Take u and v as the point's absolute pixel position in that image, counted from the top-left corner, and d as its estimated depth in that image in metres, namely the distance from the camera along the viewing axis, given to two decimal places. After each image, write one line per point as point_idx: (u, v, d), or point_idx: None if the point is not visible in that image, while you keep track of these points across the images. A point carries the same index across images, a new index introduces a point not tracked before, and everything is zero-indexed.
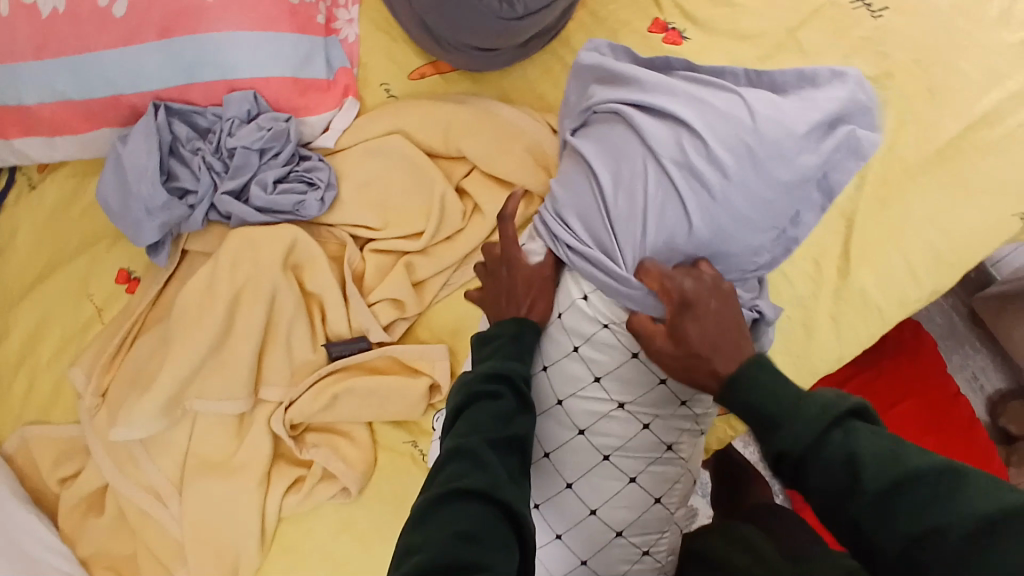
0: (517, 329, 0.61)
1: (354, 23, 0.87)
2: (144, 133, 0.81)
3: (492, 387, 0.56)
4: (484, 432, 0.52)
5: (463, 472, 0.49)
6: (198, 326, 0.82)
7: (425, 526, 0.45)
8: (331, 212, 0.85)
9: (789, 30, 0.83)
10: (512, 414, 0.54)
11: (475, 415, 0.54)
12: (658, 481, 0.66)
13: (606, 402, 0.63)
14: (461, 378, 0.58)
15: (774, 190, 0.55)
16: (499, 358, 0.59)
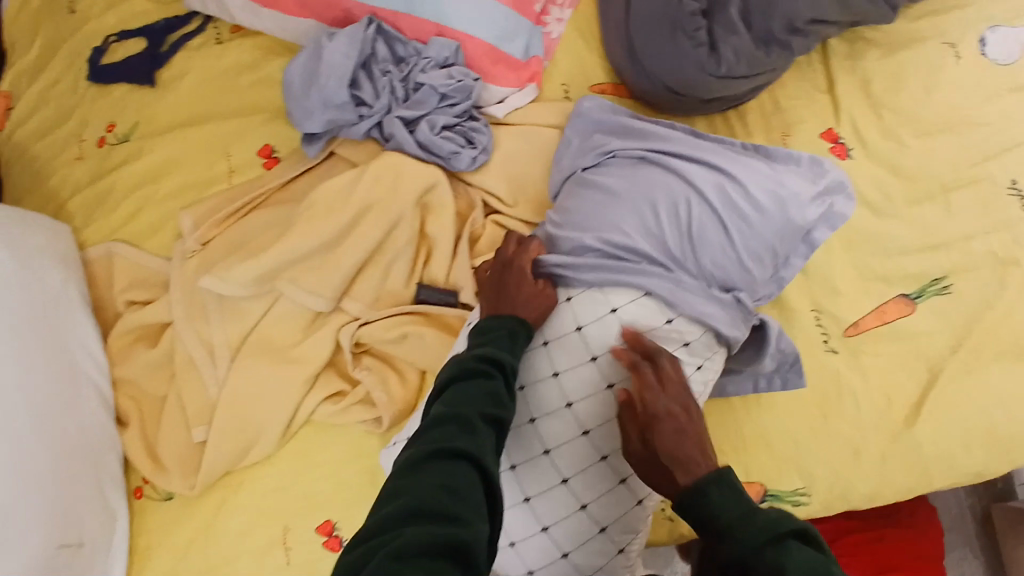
0: (518, 325, 0.67)
1: (561, 23, 0.96)
2: (351, 38, 0.88)
3: (485, 367, 0.62)
4: (478, 405, 0.58)
5: (451, 434, 0.54)
6: (321, 221, 0.87)
7: (414, 474, 0.50)
8: (477, 172, 0.91)
9: (942, 187, 0.88)
10: (503, 394, 0.60)
11: (468, 387, 0.59)
12: (604, 509, 0.70)
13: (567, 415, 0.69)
14: (461, 353, 0.64)
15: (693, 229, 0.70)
16: (494, 345, 0.65)
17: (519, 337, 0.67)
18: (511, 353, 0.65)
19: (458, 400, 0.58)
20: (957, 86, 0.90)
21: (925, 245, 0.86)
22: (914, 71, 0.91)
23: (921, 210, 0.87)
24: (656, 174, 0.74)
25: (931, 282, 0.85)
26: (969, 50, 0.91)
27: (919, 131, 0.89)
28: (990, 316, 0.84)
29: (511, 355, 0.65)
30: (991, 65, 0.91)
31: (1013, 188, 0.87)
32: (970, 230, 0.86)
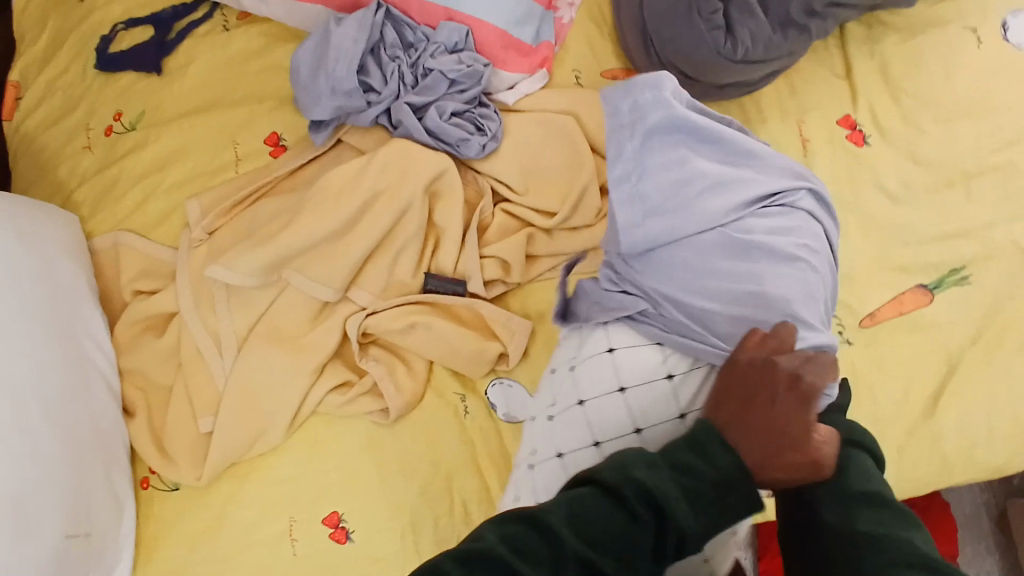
0: (739, 461, 0.50)
1: (572, 8, 0.94)
2: (360, 23, 0.86)
3: (640, 510, 0.47)
4: (588, 541, 0.46)
5: (534, 567, 0.45)
6: (329, 208, 0.85)
7: (468, 572, 0.44)
8: (486, 159, 0.89)
9: (964, 173, 0.85)
10: (642, 559, 0.47)
11: (606, 518, 0.47)
12: None
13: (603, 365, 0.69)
14: (628, 453, 0.50)
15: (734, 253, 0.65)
16: (687, 476, 0.49)
17: (730, 490, 0.49)
18: (695, 517, 0.48)
19: (582, 519, 0.47)
20: (979, 70, 0.88)
21: (946, 234, 0.84)
22: (935, 54, 0.88)
23: (941, 198, 0.85)
24: (716, 251, 0.66)
25: (949, 272, 0.83)
26: (991, 33, 0.89)
27: (940, 116, 0.87)
28: (1012, 306, 0.82)
29: (687, 512, 0.47)
30: (1014, 49, 0.88)
31: None
32: (992, 218, 0.84)
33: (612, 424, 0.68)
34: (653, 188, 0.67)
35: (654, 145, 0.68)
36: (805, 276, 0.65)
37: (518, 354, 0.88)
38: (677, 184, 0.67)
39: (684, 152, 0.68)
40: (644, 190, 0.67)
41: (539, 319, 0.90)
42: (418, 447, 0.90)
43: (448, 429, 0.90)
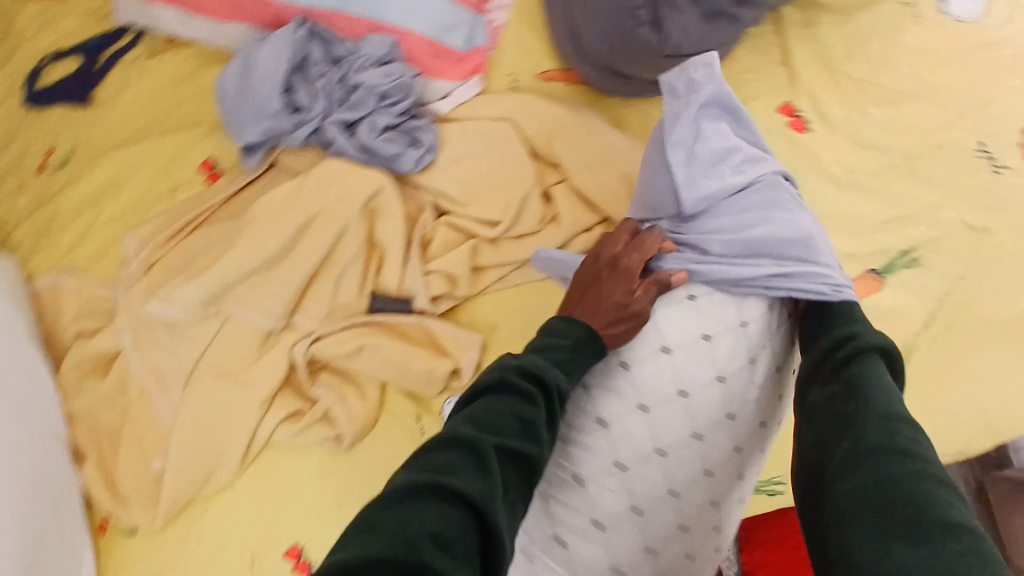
0: (586, 340, 0.61)
1: (502, 11, 0.90)
2: (282, 41, 0.83)
3: (525, 387, 0.56)
4: (500, 434, 0.51)
5: (457, 469, 0.48)
6: (264, 236, 0.83)
7: (401, 506, 0.44)
8: (423, 173, 0.87)
9: (907, 155, 0.84)
10: (537, 425, 0.54)
11: (495, 405, 0.54)
12: (691, 498, 0.63)
13: (677, 398, 0.62)
14: (503, 361, 0.59)
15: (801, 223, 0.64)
16: (545, 359, 0.58)
17: (582, 352, 0.61)
18: (565, 376, 0.58)
19: (487, 422, 0.52)
20: (919, 49, 0.86)
21: (892, 217, 0.83)
22: (872, 36, 0.86)
23: (886, 181, 0.84)
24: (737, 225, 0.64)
25: (898, 255, 0.82)
26: (930, 10, 0.87)
27: (881, 99, 0.85)
28: (962, 285, 0.82)
29: (556, 373, 0.57)
30: (952, 26, 0.87)
31: (982, 150, 0.84)
32: (938, 198, 0.83)
33: (675, 428, 0.62)
34: (687, 161, 0.66)
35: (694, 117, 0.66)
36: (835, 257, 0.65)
37: (471, 370, 0.85)
38: (708, 161, 0.66)
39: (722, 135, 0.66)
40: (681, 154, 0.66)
41: (492, 332, 0.88)
42: (375, 473, 0.87)
43: (405, 453, 0.87)
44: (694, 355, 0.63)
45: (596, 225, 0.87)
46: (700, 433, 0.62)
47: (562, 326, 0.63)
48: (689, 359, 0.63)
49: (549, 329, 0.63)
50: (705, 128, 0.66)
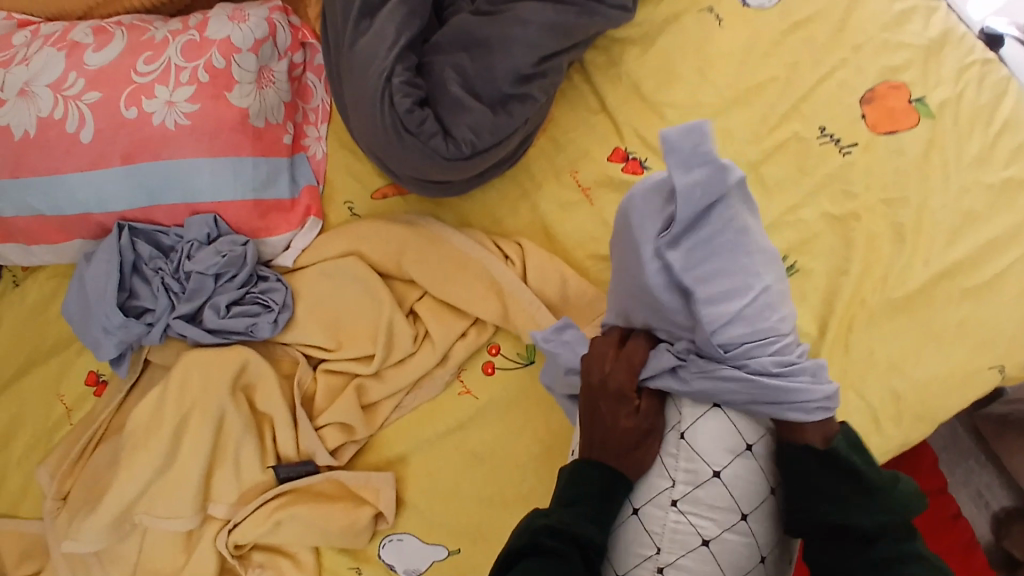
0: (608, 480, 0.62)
1: (322, 141, 0.91)
2: (108, 254, 0.83)
3: (559, 545, 0.58)
4: None
5: None
6: (146, 448, 0.82)
7: None
8: (285, 332, 0.85)
9: (751, 163, 0.80)
10: None
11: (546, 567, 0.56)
12: (732, 553, 0.62)
13: (703, 466, 0.62)
14: (528, 517, 0.62)
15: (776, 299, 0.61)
16: (571, 510, 0.61)
17: (610, 495, 0.62)
18: (594, 526, 0.60)
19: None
20: (730, 50, 0.82)
21: None
22: (680, 55, 0.83)
23: None
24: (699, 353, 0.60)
25: None
26: (730, 7, 0.83)
27: (707, 116, 0.81)
28: (847, 282, 0.77)
29: (588, 527, 0.60)
30: (756, 15, 0.82)
31: (825, 134, 0.79)
32: (796, 198, 0.78)
33: (713, 515, 0.62)
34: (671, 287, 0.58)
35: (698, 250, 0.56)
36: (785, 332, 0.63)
37: (392, 507, 0.83)
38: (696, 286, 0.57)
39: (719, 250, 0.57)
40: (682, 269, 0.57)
41: (402, 464, 0.86)
42: None
43: None
44: (719, 445, 0.62)
45: (469, 328, 0.86)
46: (716, 472, 0.62)
47: (577, 471, 0.64)
48: (710, 431, 0.62)
49: (568, 473, 0.64)
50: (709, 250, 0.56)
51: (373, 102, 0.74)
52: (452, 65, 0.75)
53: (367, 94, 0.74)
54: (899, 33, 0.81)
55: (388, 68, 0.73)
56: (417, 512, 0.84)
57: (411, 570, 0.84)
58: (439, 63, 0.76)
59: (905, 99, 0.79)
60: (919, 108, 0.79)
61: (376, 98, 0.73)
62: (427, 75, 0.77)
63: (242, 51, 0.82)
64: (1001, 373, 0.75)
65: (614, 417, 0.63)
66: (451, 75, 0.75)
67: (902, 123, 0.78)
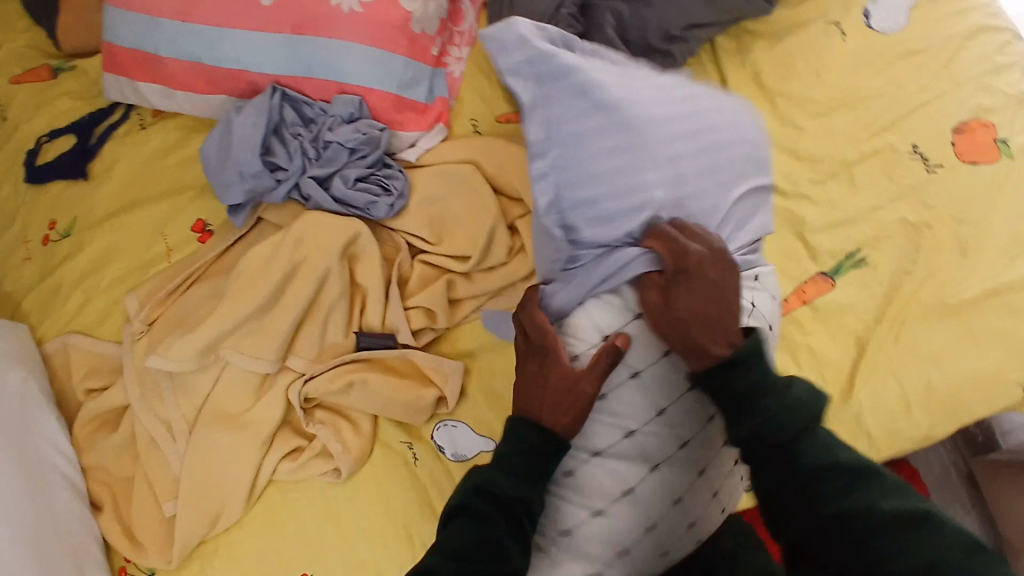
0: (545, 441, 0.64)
1: (462, 62, 1.00)
2: (258, 109, 0.92)
3: (483, 508, 0.62)
4: (460, 555, 0.59)
5: None
6: (250, 289, 0.90)
7: None
8: (396, 218, 0.94)
9: (845, 162, 0.89)
10: (507, 545, 0.60)
11: (464, 533, 0.61)
12: (654, 443, 0.68)
13: (620, 371, 0.68)
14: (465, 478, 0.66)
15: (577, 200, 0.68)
16: (494, 469, 0.64)
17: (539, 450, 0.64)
18: (528, 487, 0.63)
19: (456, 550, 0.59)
20: (847, 62, 0.92)
21: (836, 221, 0.88)
22: (801, 55, 0.93)
23: (825, 188, 0.89)
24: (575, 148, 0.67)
25: (846, 257, 0.88)
26: (855, 25, 0.93)
27: (816, 113, 0.91)
28: (909, 280, 0.86)
29: (507, 482, 0.63)
30: (877, 35, 0.92)
31: (916, 151, 0.88)
32: (878, 200, 0.88)
33: (636, 410, 0.68)
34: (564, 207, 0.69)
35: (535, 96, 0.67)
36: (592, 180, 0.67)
37: (456, 394, 0.91)
38: (580, 138, 0.66)
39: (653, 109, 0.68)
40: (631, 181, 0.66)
41: (471, 359, 0.94)
42: (373, 500, 0.92)
43: (400, 478, 0.93)
44: (648, 375, 0.68)
45: None
46: (636, 372, 0.68)
47: (511, 432, 0.66)
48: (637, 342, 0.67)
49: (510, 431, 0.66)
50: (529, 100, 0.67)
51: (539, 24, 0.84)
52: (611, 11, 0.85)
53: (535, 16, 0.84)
54: (997, 80, 0.90)
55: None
56: (475, 404, 0.92)
57: (459, 456, 0.92)
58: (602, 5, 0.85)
59: (992, 136, 0.88)
60: (1001, 147, 0.87)
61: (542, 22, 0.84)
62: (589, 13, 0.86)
63: None
64: None
65: (545, 380, 0.66)
66: (609, 19, 0.84)
67: (985, 156, 0.87)
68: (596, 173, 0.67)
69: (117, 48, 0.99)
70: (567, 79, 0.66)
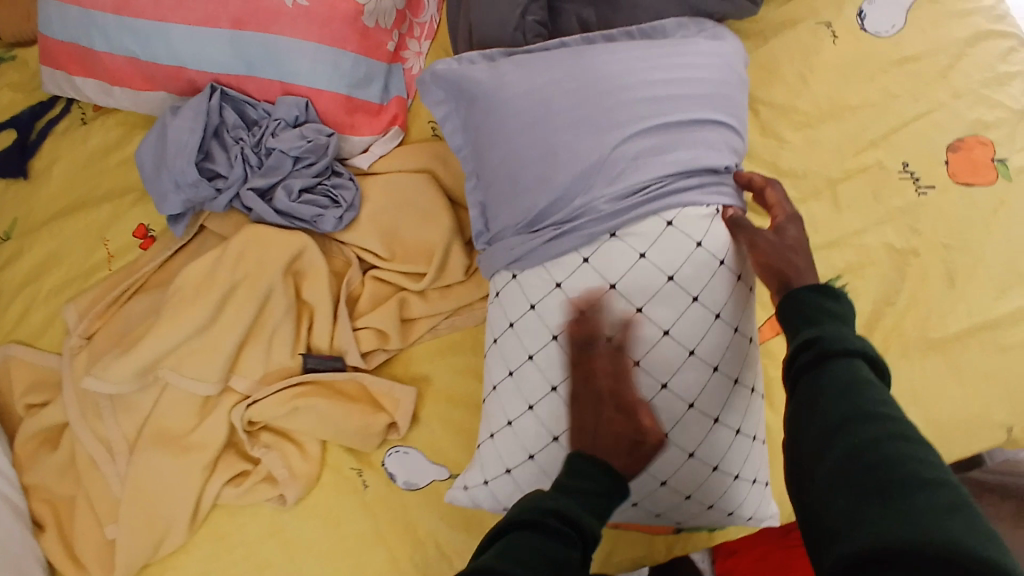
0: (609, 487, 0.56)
1: (421, 57, 0.93)
2: (195, 111, 0.84)
3: (565, 529, 0.51)
4: (531, 572, 0.47)
5: None
6: (187, 309, 0.83)
7: None
8: (346, 231, 0.87)
9: (829, 180, 0.82)
10: (574, 572, 0.49)
11: (535, 544, 0.49)
12: (684, 381, 0.66)
13: (624, 359, 0.65)
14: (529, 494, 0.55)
15: (533, 158, 0.68)
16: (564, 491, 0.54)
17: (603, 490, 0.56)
18: (597, 518, 0.54)
19: (515, 552, 0.48)
20: (838, 67, 0.84)
21: (818, 244, 0.82)
22: (787, 58, 0.85)
23: (808, 207, 0.82)
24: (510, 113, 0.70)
25: (824, 284, 0.81)
26: (847, 25, 0.85)
27: (800, 124, 0.84)
28: (892, 311, 0.80)
29: (589, 518, 0.53)
30: (870, 39, 0.84)
31: (906, 169, 0.82)
32: (863, 223, 0.81)
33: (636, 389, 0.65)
34: (522, 178, 0.69)
35: (488, 76, 0.71)
36: (545, 139, 0.68)
37: (407, 420, 0.86)
38: (507, 111, 0.69)
39: (601, 61, 0.69)
40: (576, 141, 0.67)
41: (425, 383, 0.88)
42: (321, 527, 0.88)
43: (350, 505, 0.88)
44: (639, 342, 0.65)
45: None
46: (636, 361, 0.65)
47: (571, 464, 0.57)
48: (629, 338, 0.65)
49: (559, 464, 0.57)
50: (467, 86, 0.72)
51: (503, 35, 0.75)
52: (578, 18, 0.77)
53: (498, 24, 0.75)
54: (998, 92, 0.83)
55: (522, 4, 0.74)
56: (428, 430, 0.87)
57: (411, 484, 0.87)
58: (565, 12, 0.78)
59: (989, 155, 0.81)
60: (1000, 167, 0.81)
61: (507, 34, 0.75)
62: (554, 19, 0.78)
63: None
64: (1008, 434, 0.78)
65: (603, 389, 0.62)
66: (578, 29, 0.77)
67: (981, 177, 0.81)
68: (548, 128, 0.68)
69: (51, 41, 0.92)
70: (496, 67, 0.71)
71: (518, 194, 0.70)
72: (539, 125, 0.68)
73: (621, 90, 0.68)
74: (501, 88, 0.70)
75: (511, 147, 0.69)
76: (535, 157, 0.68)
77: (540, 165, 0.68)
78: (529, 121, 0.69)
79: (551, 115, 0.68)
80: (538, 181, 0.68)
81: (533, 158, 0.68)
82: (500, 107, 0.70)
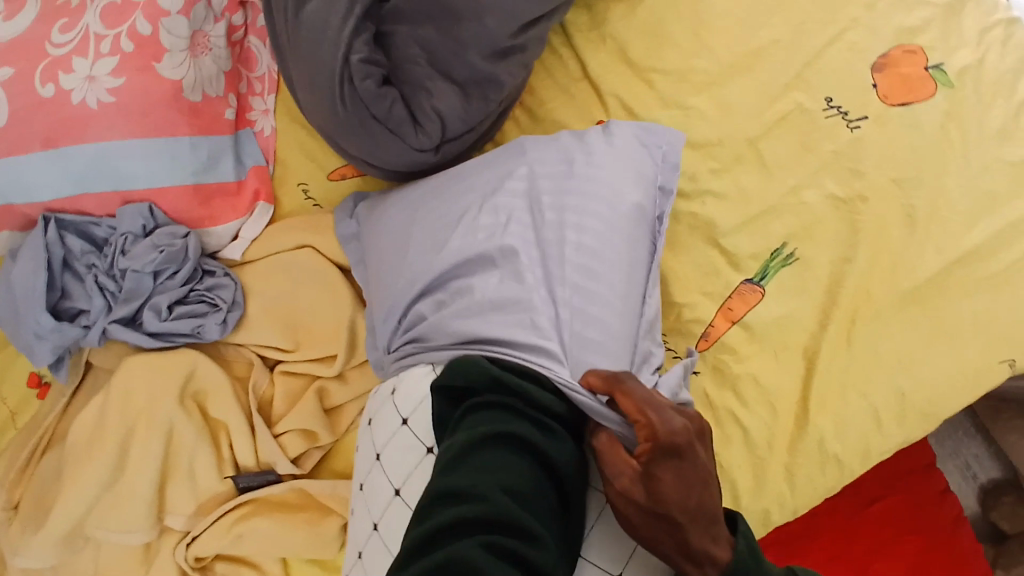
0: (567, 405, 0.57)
1: (269, 113, 0.82)
2: (32, 251, 0.75)
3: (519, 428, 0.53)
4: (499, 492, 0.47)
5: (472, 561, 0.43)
6: (89, 465, 0.76)
7: None
8: (237, 332, 0.78)
9: (749, 140, 0.72)
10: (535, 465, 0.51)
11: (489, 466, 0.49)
12: None
13: (416, 444, 0.60)
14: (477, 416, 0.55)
15: (402, 254, 0.69)
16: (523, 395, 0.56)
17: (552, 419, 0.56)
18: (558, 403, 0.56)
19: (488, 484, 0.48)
20: (730, 13, 0.74)
21: (750, 217, 0.72)
22: (674, 16, 0.75)
23: (733, 177, 0.72)
24: (385, 223, 0.72)
25: (771, 256, 0.71)
26: None
27: (702, 85, 0.74)
28: (852, 270, 0.70)
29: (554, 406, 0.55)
30: None
31: (831, 106, 0.71)
32: (797, 180, 0.71)
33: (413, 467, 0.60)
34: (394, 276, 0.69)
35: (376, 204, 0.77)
36: (409, 237, 0.69)
37: None
38: (387, 221, 0.73)
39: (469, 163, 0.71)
40: (434, 233, 0.67)
41: None
42: None
43: None
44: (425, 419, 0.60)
45: None
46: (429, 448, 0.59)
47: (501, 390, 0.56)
48: (421, 415, 0.61)
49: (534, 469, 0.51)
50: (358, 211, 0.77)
51: (325, 79, 0.68)
52: (416, 40, 0.69)
53: (321, 71, 0.68)
54: None
55: (344, 43, 0.66)
56: None
57: None
58: (400, 35, 0.70)
59: (922, 65, 0.71)
60: (936, 74, 0.70)
61: (332, 81, 0.67)
62: (388, 44, 0.71)
63: (171, 14, 0.72)
64: (1011, 366, 0.67)
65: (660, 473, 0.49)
66: (417, 52, 0.70)
67: (918, 93, 0.70)
68: (412, 226, 0.69)
69: None
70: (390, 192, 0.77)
71: (395, 297, 0.68)
72: (406, 223, 0.70)
73: (496, 194, 0.66)
74: (380, 206, 0.74)
75: (388, 249, 0.71)
76: (402, 255, 0.69)
77: (405, 261, 0.68)
78: (396, 226, 0.71)
79: (416, 214, 0.70)
80: (403, 274, 0.68)
81: (399, 256, 0.69)
82: (378, 220, 0.73)
